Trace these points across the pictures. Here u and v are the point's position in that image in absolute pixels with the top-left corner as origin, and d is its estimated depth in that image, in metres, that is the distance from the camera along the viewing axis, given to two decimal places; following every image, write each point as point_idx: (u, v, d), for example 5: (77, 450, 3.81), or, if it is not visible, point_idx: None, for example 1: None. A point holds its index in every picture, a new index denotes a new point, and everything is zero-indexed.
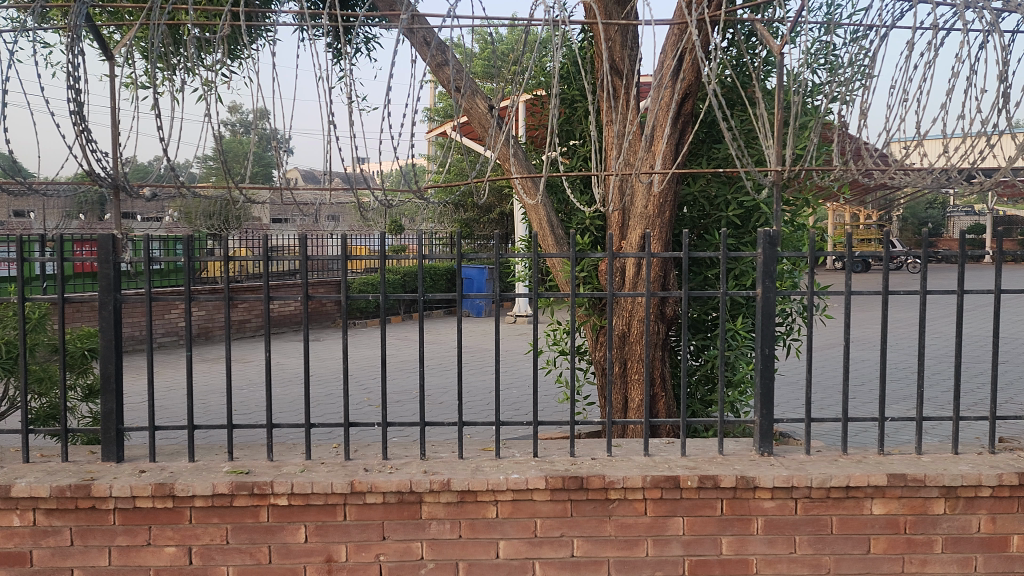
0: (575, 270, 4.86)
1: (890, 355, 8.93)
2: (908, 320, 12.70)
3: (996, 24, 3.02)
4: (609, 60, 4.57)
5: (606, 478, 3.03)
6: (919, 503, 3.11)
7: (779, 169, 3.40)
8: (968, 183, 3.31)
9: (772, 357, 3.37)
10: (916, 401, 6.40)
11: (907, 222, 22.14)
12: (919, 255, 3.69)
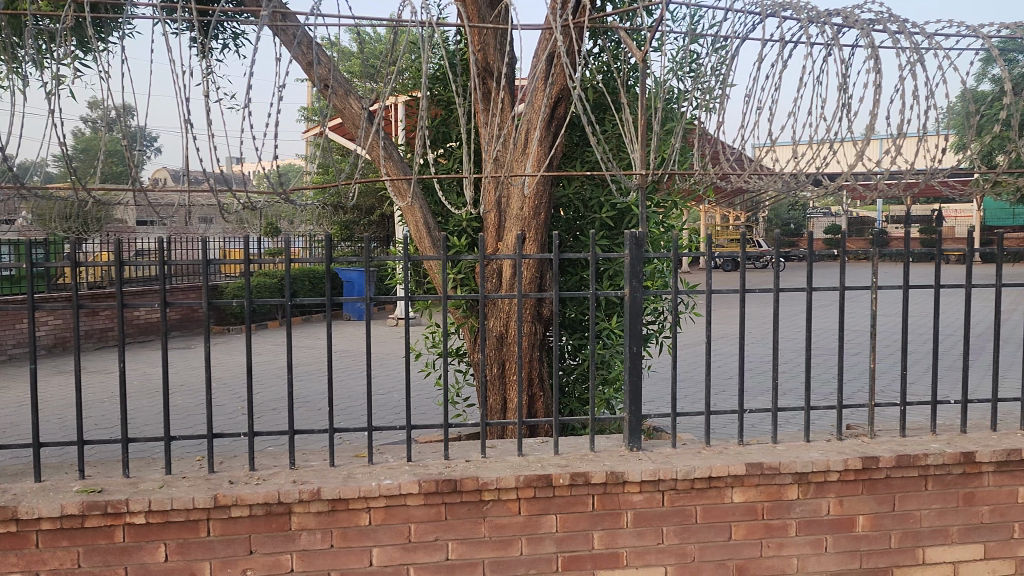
0: (452, 272, 4.86)
1: (753, 350, 9.39)
2: (770, 316, 13.42)
3: (836, 39, 3.23)
4: (482, 62, 4.60)
5: (479, 479, 3.04)
6: (775, 489, 3.29)
7: (644, 173, 3.51)
8: (815, 187, 3.53)
9: (640, 355, 3.47)
10: (775, 393, 6.77)
11: (771, 223, 23.38)
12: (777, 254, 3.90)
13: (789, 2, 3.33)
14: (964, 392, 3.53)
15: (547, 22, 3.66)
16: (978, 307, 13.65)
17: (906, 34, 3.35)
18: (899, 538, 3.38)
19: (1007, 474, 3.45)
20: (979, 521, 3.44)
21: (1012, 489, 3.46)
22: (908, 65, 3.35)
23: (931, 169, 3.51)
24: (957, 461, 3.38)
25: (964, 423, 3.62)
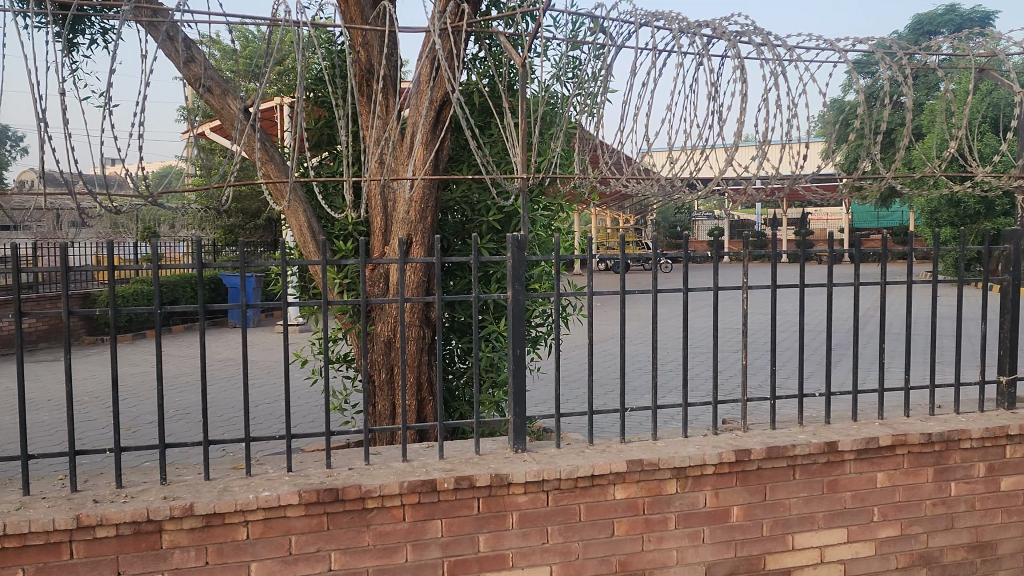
0: (338, 276, 4.77)
1: (643, 350, 9.63)
2: (658, 317, 13.83)
3: (705, 50, 3.37)
4: (365, 64, 4.53)
5: (362, 487, 3.00)
6: (655, 485, 3.39)
7: (525, 176, 3.56)
8: (689, 191, 3.68)
9: (524, 357, 3.51)
10: (661, 392, 6.96)
11: (658, 227, 24.11)
12: (660, 257, 4.01)
13: (661, 13, 3.45)
14: (827, 384, 3.74)
15: (428, 26, 3.65)
16: (848, 306, 14.47)
17: (769, 46, 3.53)
18: (770, 526, 3.54)
19: (867, 461, 3.67)
20: (843, 506, 3.65)
21: (872, 475, 3.68)
22: (772, 75, 3.53)
23: (795, 175, 3.72)
24: (821, 450, 3.57)
25: (828, 414, 3.83)
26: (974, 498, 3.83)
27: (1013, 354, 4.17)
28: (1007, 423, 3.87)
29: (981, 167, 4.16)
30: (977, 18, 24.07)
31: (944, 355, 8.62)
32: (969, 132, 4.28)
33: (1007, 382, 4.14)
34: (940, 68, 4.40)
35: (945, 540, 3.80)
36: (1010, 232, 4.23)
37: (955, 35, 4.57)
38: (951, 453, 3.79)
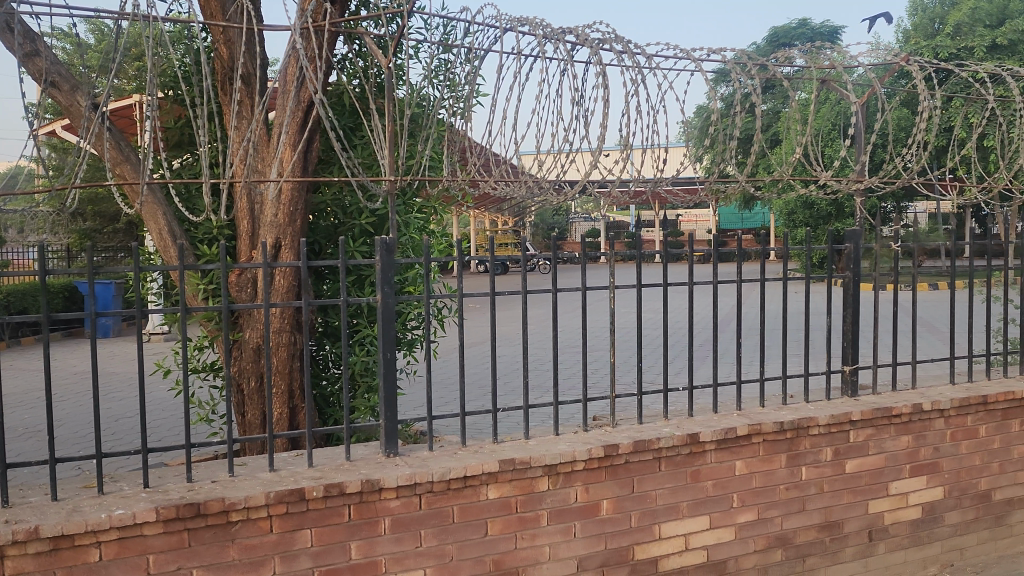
0: (201, 282, 4.57)
1: (523, 350, 9.77)
2: (536, 317, 14.05)
3: (566, 56, 3.46)
4: (229, 61, 4.36)
5: (226, 500, 2.89)
6: (527, 483, 3.44)
7: (393, 178, 3.55)
8: (556, 193, 3.78)
9: (394, 361, 3.48)
10: (544, 390, 7.09)
11: (537, 229, 24.50)
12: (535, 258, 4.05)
13: (525, 18, 3.51)
14: (690, 378, 3.91)
15: (290, 24, 3.57)
16: (715, 303, 15.16)
17: (629, 54, 3.66)
18: (639, 517, 3.66)
19: (726, 450, 3.86)
20: (705, 495, 3.82)
21: (731, 463, 3.88)
22: (632, 83, 3.65)
23: (655, 178, 3.87)
24: (684, 442, 3.73)
25: (691, 406, 4.00)
26: (823, 481, 4.10)
27: (855, 344, 4.50)
28: (851, 409, 4.16)
29: (823, 170, 4.48)
30: (826, 33, 25.75)
31: (800, 348, 9.17)
32: (813, 138, 4.61)
33: (850, 370, 4.46)
34: (791, 79, 4.69)
35: (798, 521, 4.04)
36: (850, 231, 4.59)
37: (807, 47, 4.88)
38: (802, 439, 4.04)
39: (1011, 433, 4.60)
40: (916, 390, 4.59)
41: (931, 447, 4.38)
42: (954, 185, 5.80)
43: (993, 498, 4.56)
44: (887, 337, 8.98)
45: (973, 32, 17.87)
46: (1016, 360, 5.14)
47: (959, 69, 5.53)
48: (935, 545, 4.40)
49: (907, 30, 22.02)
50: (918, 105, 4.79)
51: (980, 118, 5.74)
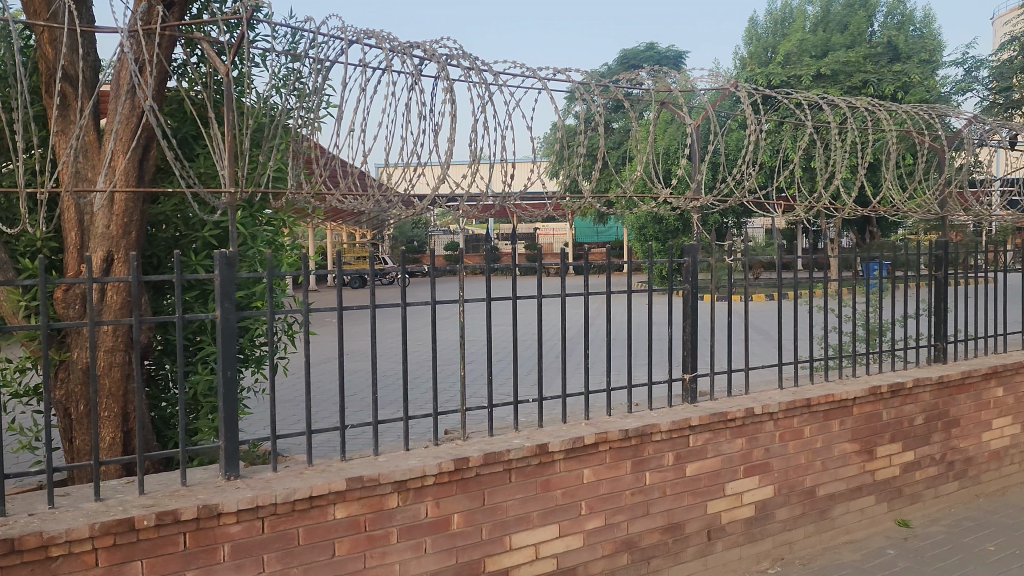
0: (22, 298, 4.20)
1: (379, 364, 9.72)
2: (392, 331, 13.97)
3: (413, 71, 3.46)
4: (57, 63, 4.05)
5: (44, 534, 2.69)
6: (376, 500, 3.38)
7: (233, 190, 3.42)
8: (406, 206, 3.78)
9: (235, 379, 3.35)
10: (401, 405, 7.06)
11: (396, 241, 24.33)
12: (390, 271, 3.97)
13: (372, 32, 3.48)
14: (539, 390, 3.98)
15: (119, 26, 3.37)
16: (569, 316, 15.62)
17: (476, 70, 3.71)
18: (489, 529, 3.68)
19: (575, 459, 3.95)
20: (554, 504, 3.89)
21: (579, 472, 3.97)
22: (480, 99, 3.70)
23: (504, 192, 3.93)
24: (533, 453, 3.79)
25: (541, 417, 4.08)
26: (666, 485, 4.27)
27: (694, 353, 4.73)
28: (690, 415, 4.37)
29: (663, 187, 4.72)
30: (672, 58, 27.21)
31: (650, 358, 9.56)
32: (654, 157, 4.85)
33: (690, 378, 4.68)
34: (637, 100, 4.90)
35: (643, 525, 4.19)
36: (688, 245, 4.85)
37: (655, 71, 5.12)
38: (646, 446, 4.20)
39: (833, 433, 4.98)
40: (749, 395, 4.88)
41: (762, 448, 4.67)
42: (784, 203, 6.25)
43: (818, 494, 4.91)
44: (724, 347, 9.60)
45: (801, 62, 19.38)
46: (836, 365, 5.58)
47: (785, 97, 5.98)
48: (767, 540, 4.69)
49: (744, 58, 23.60)
50: (748, 130, 5.15)
51: (803, 142, 6.23)
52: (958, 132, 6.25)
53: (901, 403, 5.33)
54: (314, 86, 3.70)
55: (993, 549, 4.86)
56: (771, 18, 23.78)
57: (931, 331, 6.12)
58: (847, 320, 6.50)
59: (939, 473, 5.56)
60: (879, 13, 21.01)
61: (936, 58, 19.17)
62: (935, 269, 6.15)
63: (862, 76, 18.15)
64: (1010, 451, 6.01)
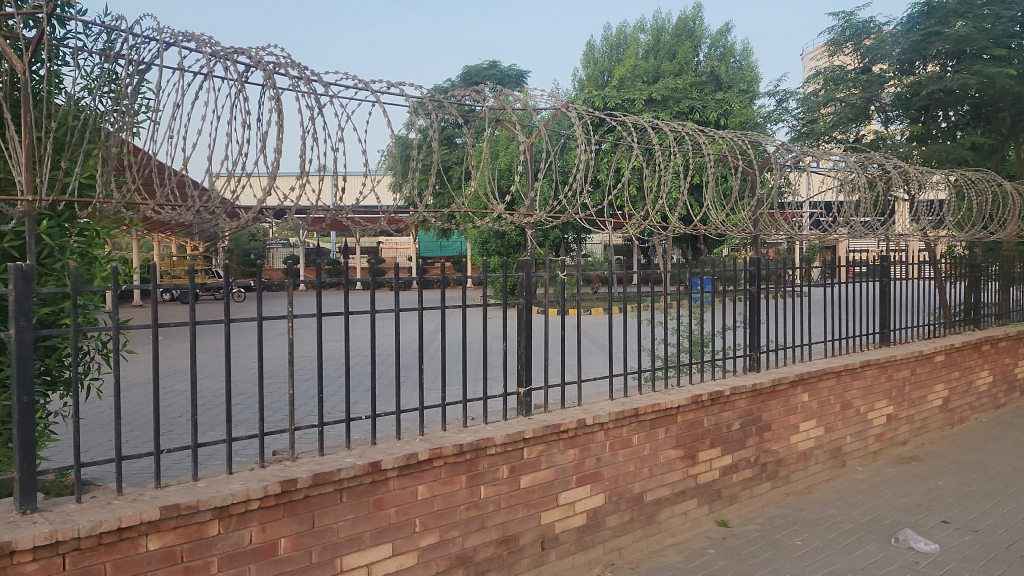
0: None
1: (203, 384, 9.22)
2: (218, 349, 13.32)
3: (235, 77, 3.33)
4: None
5: None
6: (194, 529, 3.19)
7: (30, 198, 3.17)
8: (231, 217, 3.60)
9: (31, 405, 3.05)
10: (227, 426, 6.73)
11: (231, 254, 23.33)
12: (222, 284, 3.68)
13: (191, 35, 3.33)
14: (373, 408, 3.92)
15: None
16: (410, 331, 15.56)
17: (305, 80, 3.61)
18: (319, 552, 3.56)
19: (409, 476, 3.91)
20: (387, 523, 3.82)
21: (413, 488, 3.93)
22: (309, 109, 3.61)
23: (336, 205, 3.85)
24: (366, 471, 3.71)
25: (374, 434, 4.00)
26: (500, 498, 4.31)
27: (528, 367, 4.81)
28: (524, 427, 4.44)
29: (497, 204, 4.80)
30: (513, 77, 27.88)
31: (487, 372, 9.68)
32: (490, 174, 4.93)
33: (524, 392, 4.75)
34: (474, 117, 4.97)
35: (477, 539, 4.20)
36: (522, 261, 4.94)
37: (496, 88, 5.21)
38: (480, 460, 4.22)
39: (659, 440, 5.22)
40: (581, 406, 5.03)
41: (594, 458, 4.81)
42: (616, 221, 6.51)
43: (645, 499, 5.12)
44: (561, 360, 9.89)
45: (633, 86, 20.34)
46: (663, 375, 5.85)
47: (615, 119, 6.24)
48: (597, 548, 4.83)
49: (582, 80, 24.53)
50: (579, 150, 5.33)
51: (632, 163, 6.52)
52: (769, 157, 6.76)
53: (720, 411, 5.66)
54: (129, 89, 3.48)
55: (800, 544, 5.25)
56: (606, 44, 24.90)
57: (747, 343, 6.56)
58: (672, 332, 6.83)
59: (754, 475, 5.94)
60: (704, 44, 22.54)
61: (753, 89, 20.80)
62: (750, 284, 6.60)
63: (688, 103, 19.32)
64: (815, 452, 6.53)
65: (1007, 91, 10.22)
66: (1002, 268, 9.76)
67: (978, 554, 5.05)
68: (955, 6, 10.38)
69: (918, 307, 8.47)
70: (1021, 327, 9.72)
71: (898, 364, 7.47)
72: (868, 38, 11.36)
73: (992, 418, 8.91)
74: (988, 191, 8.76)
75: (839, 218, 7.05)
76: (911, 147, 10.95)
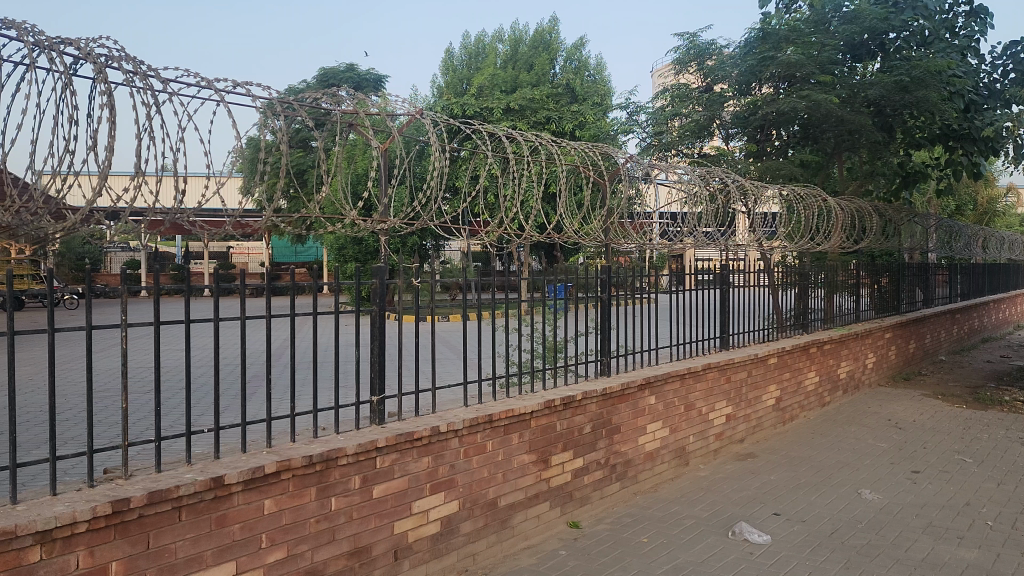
0: None
1: (29, 398, 8.52)
2: (45, 360, 12.34)
3: (59, 69, 3.11)
4: None
5: None
6: (12, 556, 2.93)
7: None
8: (57, 220, 3.36)
9: None
10: (55, 444, 6.25)
11: (64, 257, 21.67)
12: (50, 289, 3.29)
13: (11, 21, 3.08)
14: (216, 421, 3.75)
15: None
16: (262, 340, 15.03)
17: (141, 75, 3.42)
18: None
19: (254, 490, 3.75)
20: (230, 540, 3.65)
21: (259, 503, 3.78)
22: (144, 106, 3.42)
23: (176, 208, 3.71)
24: (207, 487, 3.54)
25: (217, 448, 3.82)
26: (351, 509, 4.22)
27: (382, 376, 4.74)
28: (376, 437, 4.38)
29: (351, 210, 4.69)
30: (371, 80, 27.59)
31: (339, 381, 9.47)
32: (343, 179, 4.82)
33: (377, 400, 4.69)
34: (327, 120, 4.83)
35: (328, 552, 4.09)
36: (376, 267, 4.87)
37: (353, 92, 5.11)
38: (331, 471, 4.12)
39: (513, 446, 5.28)
40: (435, 413, 5.01)
41: (448, 465, 4.81)
42: (474, 229, 6.53)
43: (498, 505, 5.17)
44: (417, 367, 9.85)
45: (492, 95, 20.51)
46: (518, 382, 5.92)
47: (471, 127, 6.25)
48: (451, 555, 4.83)
49: (441, 87, 24.54)
50: (433, 157, 5.29)
51: (488, 171, 6.54)
52: (619, 168, 6.98)
53: (572, 415, 5.81)
54: None
55: (646, 541, 5.47)
56: (465, 52, 25.10)
57: (598, 349, 6.74)
58: (527, 339, 6.91)
59: (604, 476, 6.14)
60: (560, 57, 23.12)
61: (606, 102, 21.52)
62: (601, 291, 6.80)
63: (545, 114, 19.78)
64: (661, 452, 6.82)
65: (831, 114, 10.98)
66: (827, 277, 10.56)
67: (804, 543, 5.44)
68: (787, 33, 11.14)
69: (755, 313, 9.01)
70: (843, 332, 10.56)
71: (735, 367, 7.94)
72: (710, 60, 12.25)
73: (818, 415, 9.62)
74: (814, 206, 9.47)
75: (684, 228, 7.51)
76: (749, 163, 11.88)
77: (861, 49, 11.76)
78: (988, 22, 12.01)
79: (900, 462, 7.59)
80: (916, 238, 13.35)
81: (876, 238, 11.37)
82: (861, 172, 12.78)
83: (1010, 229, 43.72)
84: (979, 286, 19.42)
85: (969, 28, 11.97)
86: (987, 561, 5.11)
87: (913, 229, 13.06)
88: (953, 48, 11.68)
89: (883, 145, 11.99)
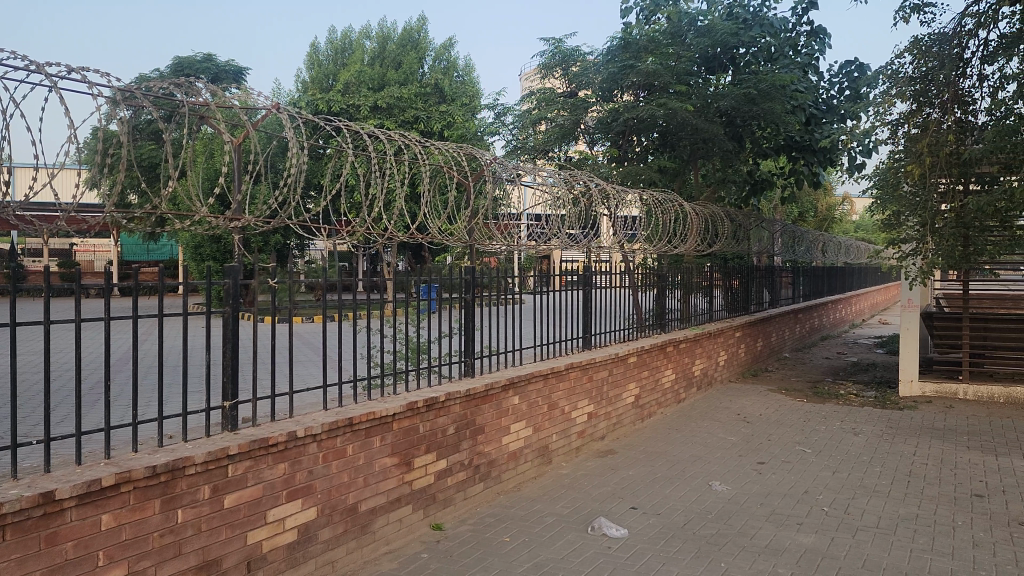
0: None
1: None
2: None
3: None
4: None
5: None
6: None
7: None
8: None
9: None
10: None
11: None
12: None
13: None
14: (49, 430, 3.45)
15: None
16: (115, 346, 14.20)
17: None
18: None
19: (90, 505, 3.50)
20: (63, 559, 3.39)
21: (95, 519, 3.53)
22: None
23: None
24: (36, 503, 3.27)
25: (49, 461, 3.53)
26: (200, 521, 4.02)
27: (234, 380, 4.54)
28: (228, 444, 4.20)
29: (202, 206, 4.44)
30: (231, 72, 26.48)
31: (193, 387, 9.03)
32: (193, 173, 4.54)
33: (230, 406, 4.50)
34: (175, 112, 4.54)
35: (174, 567, 3.88)
36: (230, 268, 4.63)
37: (207, 84, 4.84)
38: (177, 482, 3.91)
39: (373, 449, 5.20)
40: (292, 419, 4.85)
41: (305, 470, 4.67)
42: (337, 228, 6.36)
43: (359, 509, 5.07)
44: (279, 370, 9.56)
45: (358, 93, 20.24)
46: (381, 383, 5.83)
47: (334, 123, 6.08)
48: (309, 563, 4.69)
49: (306, 82, 23.90)
50: (290, 152, 5.07)
51: (351, 170, 6.38)
52: (485, 168, 6.98)
53: (435, 416, 5.78)
54: None
55: (507, 540, 5.52)
56: (331, 47, 24.54)
57: (463, 350, 6.72)
58: (392, 340, 6.80)
59: (467, 477, 6.15)
60: (428, 56, 23.03)
61: (474, 103, 21.63)
62: (465, 291, 6.79)
63: (412, 113, 19.70)
64: (524, 451, 6.91)
65: (687, 123, 11.49)
66: (683, 279, 11.03)
67: (658, 535, 5.65)
68: (645, 43, 11.57)
69: (617, 314, 9.26)
70: (698, 331, 11.07)
71: (596, 366, 8.14)
72: (575, 65, 12.53)
73: (674, 411, 10.04)
74: (670, 211, 9.92)
75: (550, 230, 7.58)
76: (610, 168, 12.31)
77: (715, 61, 12.38)
78: (826, 42, 12.90)
79: (749, 454, 8.03)
80: (764, 242, 14.17)
81: (728, 242, 11.97)
82: (715, 179, 13.41)
83: (846, 233, 47.25)
84: (818, 287, 20.82)
85: (810, 47, 12.78)
86: (822, 544, 5.48)
87: (761, 234, 13.85)
88: (796, 64, 12.46)
89: (734, 153, 12.66)
